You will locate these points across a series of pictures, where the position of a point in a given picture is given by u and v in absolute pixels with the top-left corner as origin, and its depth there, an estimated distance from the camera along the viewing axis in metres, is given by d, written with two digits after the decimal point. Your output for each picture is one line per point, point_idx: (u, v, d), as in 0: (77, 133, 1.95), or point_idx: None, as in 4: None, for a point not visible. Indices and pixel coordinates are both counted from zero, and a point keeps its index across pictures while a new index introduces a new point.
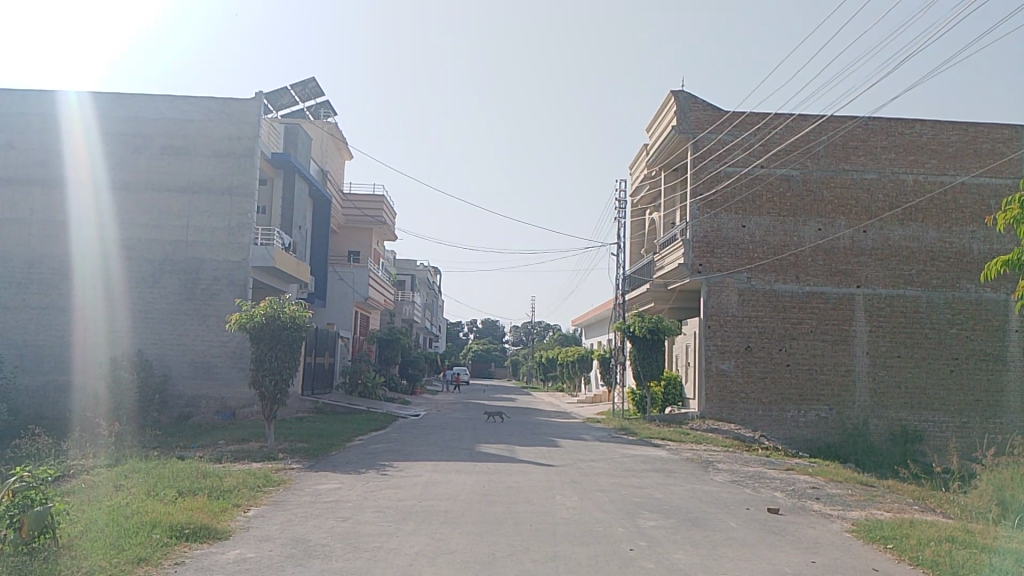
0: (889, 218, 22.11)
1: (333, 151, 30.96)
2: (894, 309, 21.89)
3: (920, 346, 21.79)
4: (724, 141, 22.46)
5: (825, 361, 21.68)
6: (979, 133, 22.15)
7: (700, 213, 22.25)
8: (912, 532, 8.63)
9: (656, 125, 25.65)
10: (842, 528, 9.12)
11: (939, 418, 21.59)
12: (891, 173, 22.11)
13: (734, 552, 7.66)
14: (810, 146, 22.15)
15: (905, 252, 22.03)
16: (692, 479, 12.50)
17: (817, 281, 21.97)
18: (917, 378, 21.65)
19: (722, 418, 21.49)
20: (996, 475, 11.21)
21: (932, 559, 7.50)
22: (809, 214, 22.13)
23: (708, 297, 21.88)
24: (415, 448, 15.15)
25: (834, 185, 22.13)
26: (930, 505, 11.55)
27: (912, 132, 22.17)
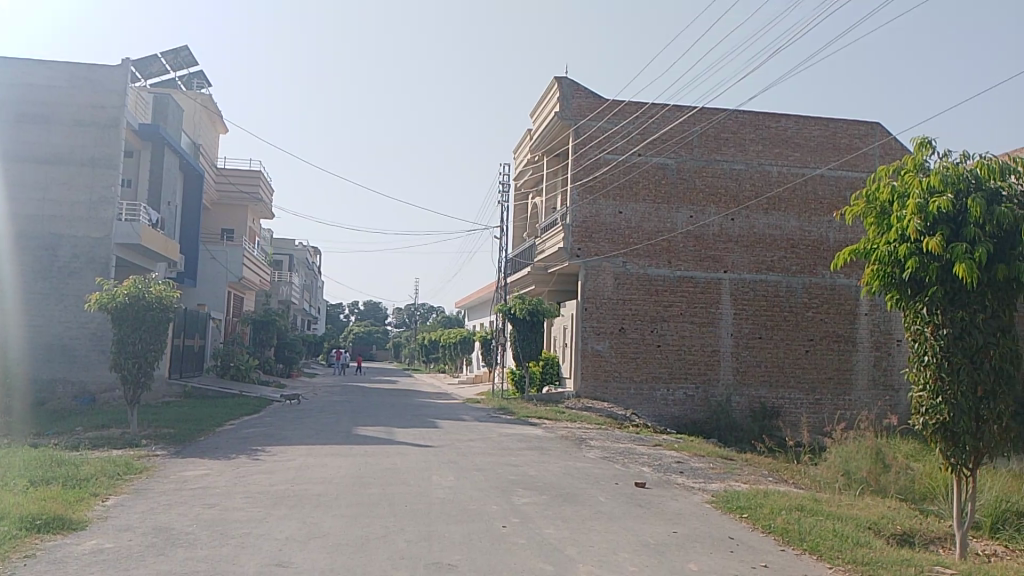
0: (754, 207, 23.30)
1: (206, 125, 29.58)
2: (757, 293, 23.12)
3: (779, 328, 23.13)
4: (604, 128, 23.08)
5: (694, 342, 22.68)
6: (839, 129, 23.61)
7: (579, 198, 22.67)
8: (765, 501, 9.19)
9: (540, 110, 25.96)
10: (703, 499, 9.63)
11: (794, 395, 23.03)
12: (757, 164, 23.28)
13: (599, 525, 7.96)
14: (683, 136, 23.05)
15: (767, 239, 23.28)
16: (565, 456, 12.82)
17: (687, 266, 22.90)
18: (775, 358, 23.00)
19: (596, 397, 22.14)
20: (844, 448, 12.05)
21: (781, 527, 8.04)
22: (681, 201, 23.04)
23: (586, 280, 22.41)
24: (288, 432, 14.81)
25: (705, 175, 23.11)
26: (783, 476, 12.34)
27: (777, 126, 23.40)
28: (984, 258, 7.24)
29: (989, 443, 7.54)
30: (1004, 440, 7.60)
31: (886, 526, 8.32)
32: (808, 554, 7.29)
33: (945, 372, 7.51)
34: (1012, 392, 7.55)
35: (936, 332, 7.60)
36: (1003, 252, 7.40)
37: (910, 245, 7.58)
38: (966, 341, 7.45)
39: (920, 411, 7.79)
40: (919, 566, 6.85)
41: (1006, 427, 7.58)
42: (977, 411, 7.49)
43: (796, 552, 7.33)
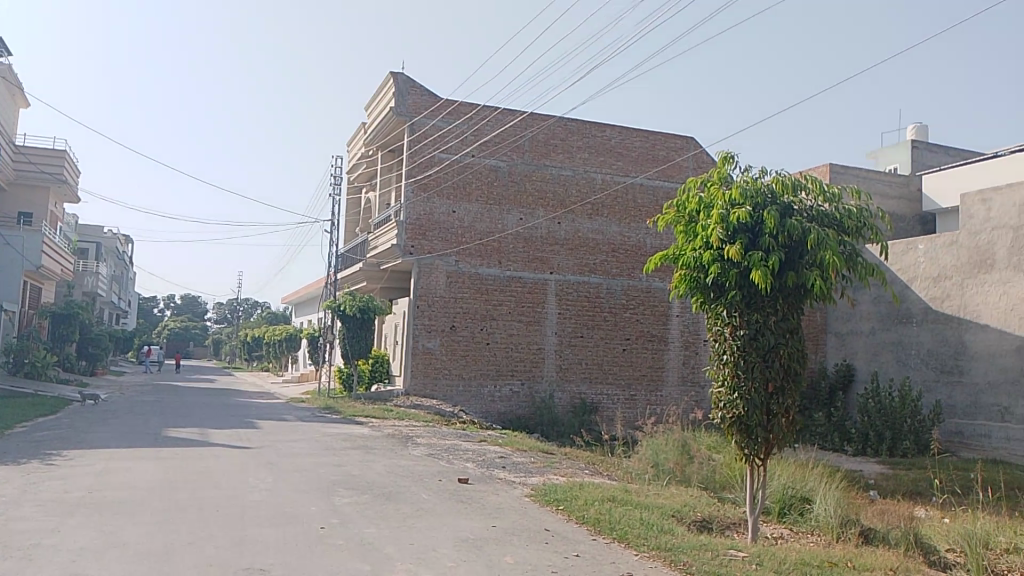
0: (580, 212, 24.24)
1: (2, 96, 26.74)
2: (580, 294, 24.06)
3: (599, 328, 24.20)
4: (438, 126, 23.20)
5: (520, 341, 23.24)
6: (657, 141, 25.10)
7: (413, 195, 22.60)
8: (580, 493, 9.60)
9: (375, 105, 25.71)
10: (522, 493, 9.91)
11: (611, 390, 24.16)
12: (583, 171, 24.26)
13: (420, 523, 7.99)
14: (515, 140, 23.59)
15: (591, 243, 24.28)
16: (389, 454, 12.74)
17: (516, 266, 23.42)
18: (595, 356, 24.04)
19: (425, 394, 22.16)
20: (653, 441, 12.80)
21: (594, 517, 8.43)
22: (511, 203, 23.54)
23: (418, 278, 22.36)
24: (90, 434, 13.69)
25: (535, 178, 23.78)
26: (598, 468, 12.93)
27: (602, 135, 24.52)
28: (776, 266, 7.95)
29: (777, 434, 8.30)
30: (790, 431, 8.38)
31: (688, 514, 8.96)
32: (617, 542, 7.71)
33: (741, 370, 8.19)
34: (797, 388, 8.35)
35: (735, 333, 8.27)
36: (792, 261, 8.14)
37: (713, 253, 8.20)
38: (760, 341, 8.16)
39: (719, 406, 8.43)
40: (715, 549, 7.43)
41: (792, 420, 8.37)
42: (767, 405, 8.22)
43: (606, 541, 7.73)
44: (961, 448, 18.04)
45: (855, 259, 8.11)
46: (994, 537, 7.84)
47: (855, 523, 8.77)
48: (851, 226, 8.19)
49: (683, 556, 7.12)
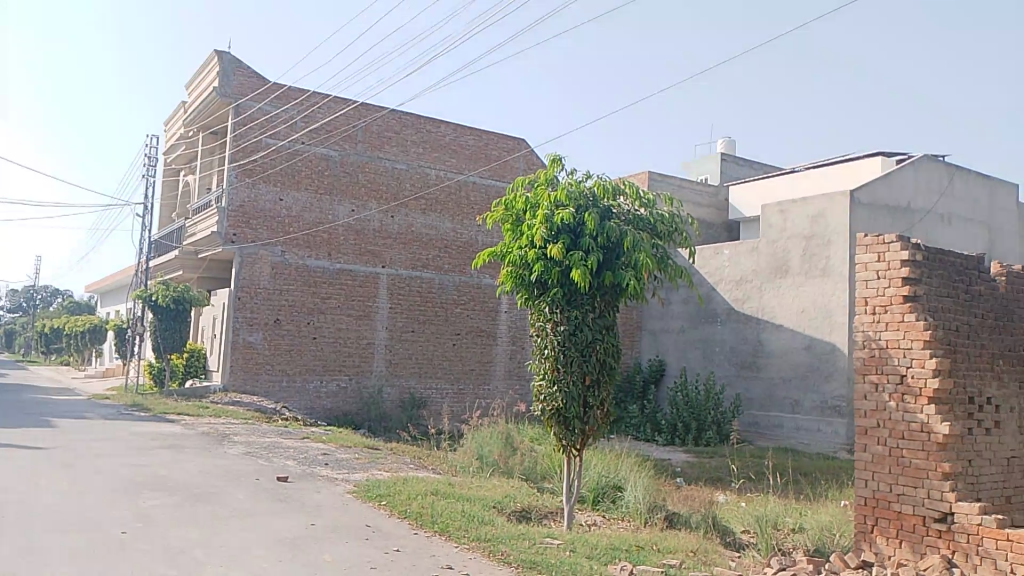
0: (412, 207, 24.10)
1: None
2: (411, 289, 23.90)
3: (429, 323, 24.15)
4: (265, 110, 22.32)
5: (349, 335, 22.67)
6: (490, 141, 25.52)
7: (236, 180, 21.46)
8: (403, 488, 9.58)
9: (197, 84, 24.32)
10: (344, 490, 9.75)
11: (440, 385, 24.14)
12: (417, 166, 24.19)
13: (234, 523, 7.67)
14: (347, 129, 23.09)
15: (423, 238, 24.25)
16: (204, 454, 12.08)
17: (346, 259, 22.86)
18: (425, 351, 23.92)
19: (244, 390, 21.03)
20: (478, 435, 13.00)
21: (416, 511, 8.45)
22: (343, 194, 23.02)
23: (241, 268, 21.20)
24: None
25: (368, 170, 23.41)
26: (423, 463, 12.96)
27: (436, 130, 24.59)
28: (595, 265, 8.33)
29: (593, 425, 8.69)
30: (604, 423, 8.81)
31: (508, 504, 9.19)
32: (438, 535, 7.77)
33: (561, 364, 8.53)
34: (611, 382, 8.79)
35: (555, 328, 8.57)
36: (610, 261, 8.55)
37: (538, 251, 8.45)
38: (579, 337, 8.54)
39: (539, 399, 8.71)
40: (532, 538, 7.67)
41: (606, 411, 8.80)
42: (584, 398, 8.60)
43: (427, 534, 7.77)
44: (757, 437, 19.69)
45: (666, 261, 8.67)
46: (781, 518, 8.60)
47: (662, 509, 9.34)
48: (664, 230, 8.72)
49: (502, 546, 7.30)
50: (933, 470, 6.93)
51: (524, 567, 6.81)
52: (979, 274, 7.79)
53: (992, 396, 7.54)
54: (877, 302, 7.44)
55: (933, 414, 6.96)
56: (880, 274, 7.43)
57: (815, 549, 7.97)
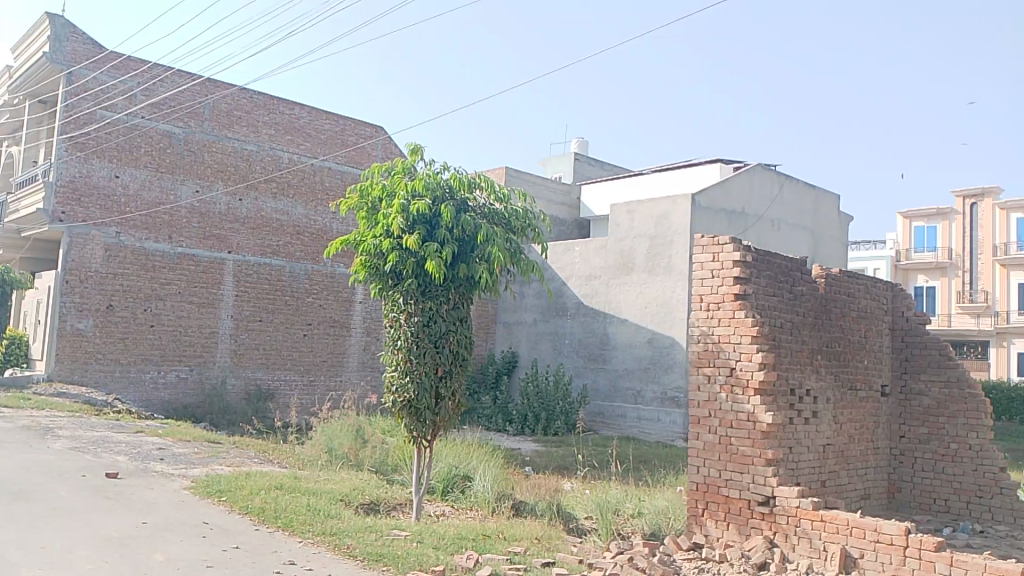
0: (263, 190, 23.17)
1: None
2: (259, 277, 22.92)
3: (279, 311, 23.24)
4: (100, 79, 20.61)
5: (191, 324, 21.45)
6: (347, 126, 24.94)
7: (67, 153, 19.75)
8: (246, 483, 9.24)
9: (23, 46, 22.14)
10: (181, 486, 9.26)
11: (289, 377, 23.30)
12: (269, 147, 23.29)
13: (54, 523, 7.12)
14: (193, 106, 21.83)
15: (273, 223, 23.33)
16: (22, 449, 11.09)
17: (189, 243, 21.63)
18: (273, 341, 23.04)
19: (72, 380, 19.51)
20: (327, 427, 12.74)
21: (259, 507, 8.18)
22: (187, 173, 21.75)
23: (68, 249, 19.59)
24: None
25: (214, 150, 22.25)
26: (269, 456, 12.57)
27: (290, 113, 23.77)
28: (449, 257, 8.37)
29: (444, 417, 8.74)
30: (455, 414, 8.88)
31: (356, 497, 9.08)
32: (281, 531, 7.55)
33: (413, 355, 8.49)
34: (463, 373, 8.87)
35: (409, 320, 8.54)
36: (465, 254, 8.62)
37: (392, 241, 8.37)
38: (432, 328, 8.55)
39: (391, 390, 8.64)
40: (379, 531, 7.61)
41: (457, 403, 8.89)
42: (436, 389, 8.64)
43: (269, 531, 7.53)
44: (602, 427, 20.48)
45: (519, 256, 8.80)
46: (621, 504, 9.00)
47: (509, 498, 9.55)
48: (517, 225, 8.88)
49: (347, 540, 7.21)
50: (758, 456, 7.47)
51: (370, 560, 6.75)
52: (801, 276, 8.47)
53: (811, 388, 8.23)
54: (711, 299, 7.92)
55: (758, 404, 7.49)
56: (714, 273, 7.92)
57: (652, 533, 8.40)
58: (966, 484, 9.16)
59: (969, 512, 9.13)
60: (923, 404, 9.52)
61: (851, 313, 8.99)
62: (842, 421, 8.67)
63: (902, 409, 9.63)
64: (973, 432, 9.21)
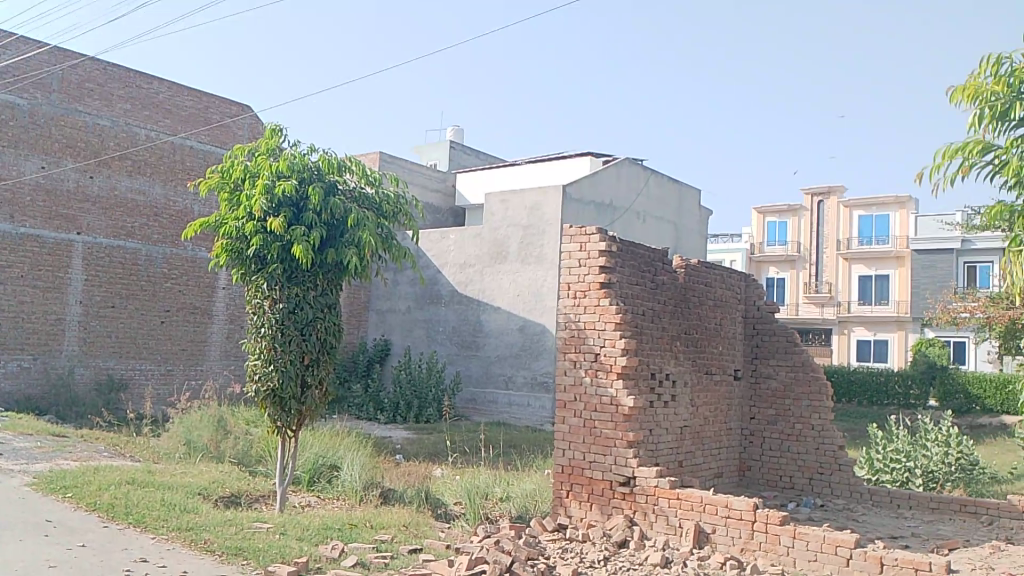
0: (117, 168, 20.53)
1: None
2: (113, 261, 20.32)
3: (134, 298, 20.74)
4: None
5: (33, 311, 18.83)
6: (211, 103, 23.35)
7: None
8: (94, 478, 8.67)
9: None
10: (20, 483, 8.57)
11: (144, 365, 21.00)
12: (124, 123, 20.73)
13: None
14: (40, 75, 19.98)
15: (128, 204, 20.70)
16: None
17: (32, 223, 18.88)
18: (127, 328, 20.61)
19: None
20: (186, 419, 12.12)
21: (108, 503, 7.71)
22: (32, 148, 19.01)
23: None
24: None
25: (63, 124, 19.60)
26: (120, 450, 11.84)
27: (147, 87, 22.13)
28: (317, 242, 8.15)
29: (310, 406, 8.52)
30: (322, 403, 8.68)
31: (215, 491, 8.72)
32: (132, 527, 7.15)
33: (278, 343, 8.23)
34: (331, 360, 8.68)
35: (273, 306, 8.26)
36: (333, 238, 8.42)
37: (255, 224, 8.07)
38: (298, 315, 8.31)
39: (254, 379, 8.34)
40: (240, 524, 7.36)
41: (324, 391, 8.68)
42: (302, 377, 8.41)
43: (119, 527, 7.12)
44: (474, 413, 20.62)
45: (390, 241, 8.69)
46: (490, 488, 9.08)
47: (377, 486, 9.45)
48: (388, 210, 8.76)
49: (205, 534, 6.92)
50: (619, 439, 7.74)
51: (229, 555, 6.51)
52: (663, 265, 8.80)
53: (669, 372, 8.59)
54: (578, 287, 8.10)
55: (621, 388, 7.76)
56: (581, 262, 8.09)
57: (519, 516, 8.56)
58: (808, 461, 9.84)
59: (811, 487, 9.81)
60: (771, 387, 10.14)
61: (707, 301, 9.45)
62: (698, 404, 9.12)
63: (752, 392, 10.23)
64: (816, 414, 9.86)
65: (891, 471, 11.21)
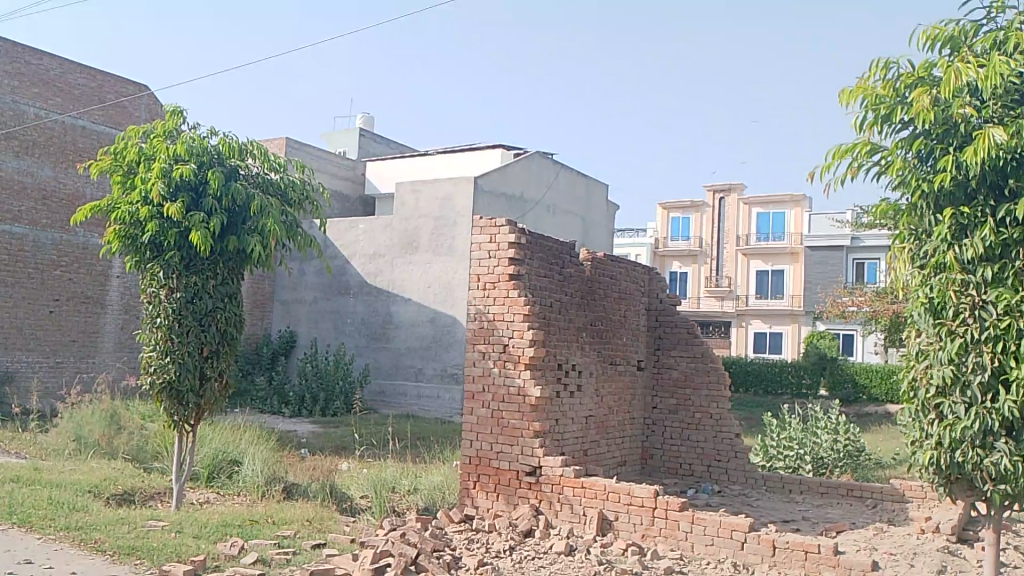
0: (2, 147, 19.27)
1: None
2: None
3: (20, 286, 19.52)
4: None
5: None
6: (106, 83, 21.77)
7: None
8: None
9: None
10: None
11: (31, 357, 19.79)
12: (10, 100, 19.55)
13: None
14: None
15: (15, 186, 19.47)
16: None
17: None
18: (13, 318, 19.36)
19: None
20: (76, 414, 11.53)
21: None
22: None
23: None
24: None
25: None
26: (4, 447, 11.16)
27: (39, 64, 20.25)
28: (217, 229, 7.86)
29: (209, 399, 8.23)
30: (222, 396, 8.39)
31: (107, 488, 8.34)
32: (16, 528, 6.75)
33: (175, 334, 7.92)
34: (232, 352, 8.40)
35: (170, 296, 7.94)
36: (235, 225, 8.14)
37: (151, 209, 7.74)
38: (197, 306, 8.01)
39: (149, 371, 8.02)
40: (134, 522, 7.06)
41: (224, 384, 8.40)
42: (200, 369, 8.11)
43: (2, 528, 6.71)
44: (382, 406, 20.42)
45: (295, 229, 8.47)
46: (397, 481, 9.01)
47: (280, 481, 9.24)
48: (293, 197, 8.53)
49: (96, 533, 6.61)
50: (526, 429, 7.81)
51: (121, 554, 6.23)
52: (571, 258, 8.92)
53: (575, 363, 8.73)
54: (487, 279, 8.11)
55: (528, 378, 7.82)
56: (490, 253, 8.10)
57: (426, 508, 8.54)
58: (707, 449, 10.18)
59: (709, 474, 10.17)
60: (673, 377, 10.44)
61: (613, 294, 9.64)
62: (602, 394, 9.30)
63: (655, 382, 10.51)
64: (714, 403, 10.18)
65: (784, 458, 11.76)
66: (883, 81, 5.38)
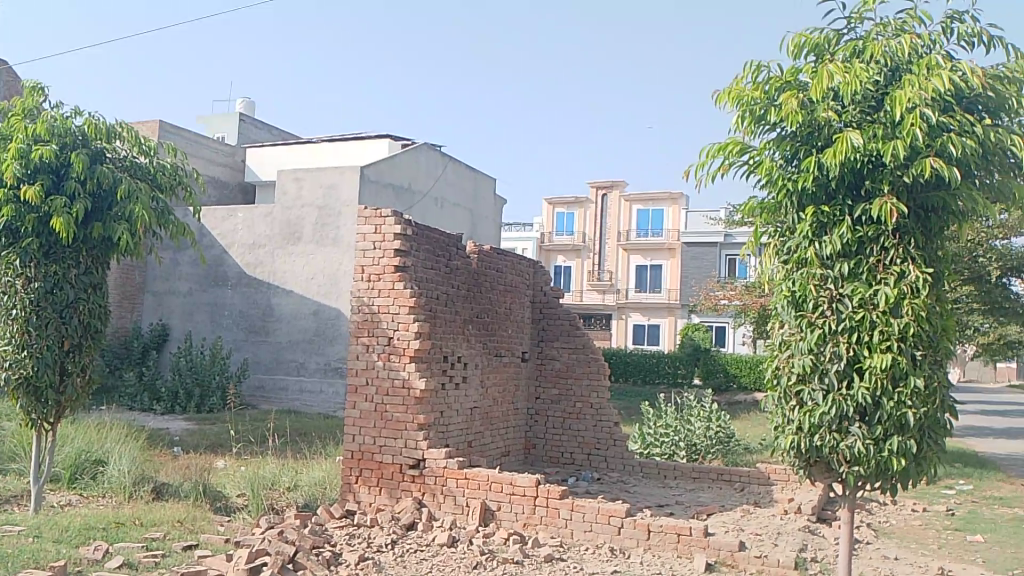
0: None
1: None
2: None
3: None
4: None
5: None
6: None
7: None
8: None
9: None
10: None
11: None
12: None
13: None
14: None
15: None
16: None
17: None
18: None
19: None
20: None
21: None
22: None
23: None
24: None
25: None
26: None
27: None
28: (80, 215, 7.38)
29: (71, 396, 7.73)
30: (84, 393, 7.89)
31: None
32: None
33: (32, 326, 7.39)
34: (96, 346, 7.92)
35: (27, 286, 7.39)
36: (99, 211, 7.66)
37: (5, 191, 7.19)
38: (57, 296, 7.49)
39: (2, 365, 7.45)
40: None
41: (88, 379, 7.90)
42: (61, 363, 7.60)
43: None
44: (262, 402, 19.80)
45: (166, 217, 8.07)
46: (276, 478, 8.74)
47: (150, 481, 8.79)
48: (165, 182, 8.12)
49: None
50: (410, 422, 7.76)
51: None
52: (457, 250, 8.91)
53: (461, 355, 8.75)
54: (372, 270, 7.99)
55: (413, 371, 7.77)
56: (375, 245, 7.97)
57: (305, 504, 8.35)
58: (587, 437, 10.43)
59: (589, 462, 10.42)
60: (555, 368, 10.61)
61: (499, 286, 9.71)
62: (487, 386, 9.35)
63: (537, 373, 10.66)
64: (595, 393, 10.42)
65: (660, 445, 12.23)
66: (754, 83, 5.66)
